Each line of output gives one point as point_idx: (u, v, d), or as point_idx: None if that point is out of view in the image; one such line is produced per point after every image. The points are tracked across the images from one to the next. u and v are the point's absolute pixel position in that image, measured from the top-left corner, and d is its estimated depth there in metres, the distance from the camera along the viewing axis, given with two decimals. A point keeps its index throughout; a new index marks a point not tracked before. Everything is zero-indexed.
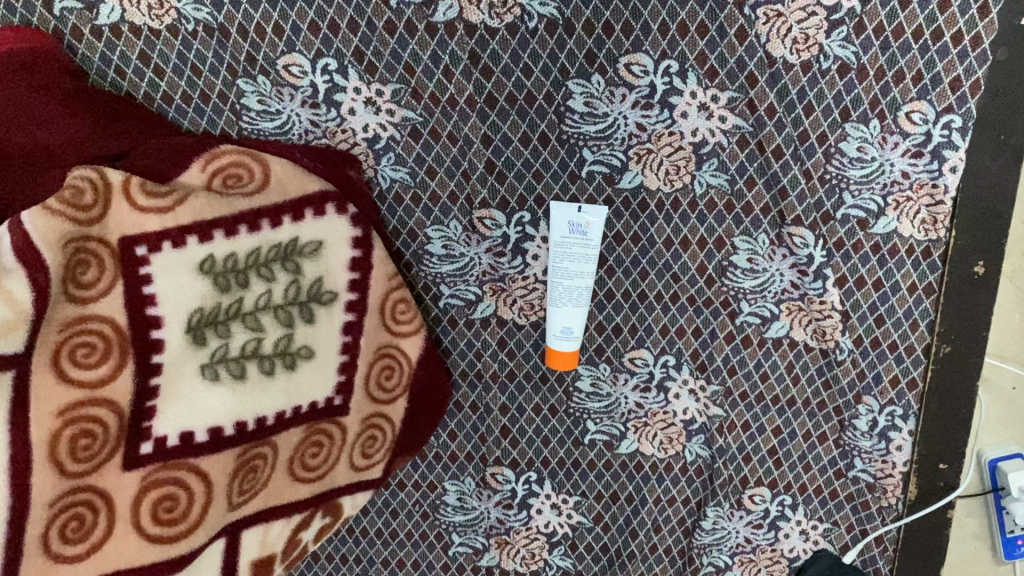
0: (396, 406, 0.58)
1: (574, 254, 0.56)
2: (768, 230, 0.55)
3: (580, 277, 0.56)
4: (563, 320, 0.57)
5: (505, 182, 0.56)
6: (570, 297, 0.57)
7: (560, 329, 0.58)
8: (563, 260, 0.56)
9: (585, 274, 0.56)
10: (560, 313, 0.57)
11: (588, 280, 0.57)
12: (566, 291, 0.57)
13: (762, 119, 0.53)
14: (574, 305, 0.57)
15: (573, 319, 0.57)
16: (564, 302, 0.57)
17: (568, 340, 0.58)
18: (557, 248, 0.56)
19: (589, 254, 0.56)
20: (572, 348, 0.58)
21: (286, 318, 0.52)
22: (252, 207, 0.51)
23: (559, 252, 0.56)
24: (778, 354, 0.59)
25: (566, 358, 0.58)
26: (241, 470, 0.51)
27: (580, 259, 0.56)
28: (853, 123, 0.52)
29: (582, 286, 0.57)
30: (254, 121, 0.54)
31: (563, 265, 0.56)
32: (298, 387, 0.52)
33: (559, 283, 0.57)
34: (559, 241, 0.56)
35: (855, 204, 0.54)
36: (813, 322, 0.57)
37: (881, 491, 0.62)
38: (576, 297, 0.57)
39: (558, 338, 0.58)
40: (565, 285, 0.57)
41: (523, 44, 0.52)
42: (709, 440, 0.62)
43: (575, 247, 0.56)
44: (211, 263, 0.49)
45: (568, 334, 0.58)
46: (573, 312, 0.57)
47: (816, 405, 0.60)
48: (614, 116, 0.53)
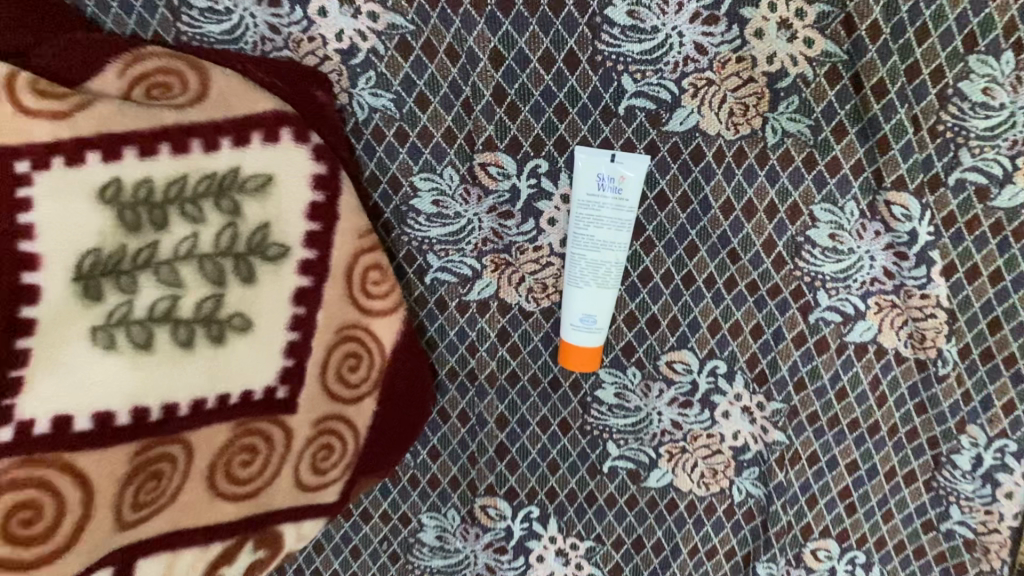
0: (362, 408, 0.44)
1: (603, 219, 0.43)
2: (858, 198, 0.42)
3: (609, 249, 0.43)
4: (583, 307, 0.44)
5: (518, 119, 0.43)
6: (594, 275, 0.44)
7: (579, 318, 0.44)
8: (587, 226, 0.43)
9: (617, 246, 0.43)
10: (579, 297, 0.44)
11: (620, 255, 0.43)
12: (590, 268, 0.44)
13: (861, 44, 0.40)
14: (600, 287, 0.44)
15: (597, 305, 0.44)
16: (586, 282, 0.44)
17: (589, 333, 0.45)
18: (580, 210, 0.43)
19: (623, 220, 0.43)
20: (593, 343, 0.45)
21: (215, 273, 0.38)
22: (180, 124, 0.38)
23: (582, 215, 0.43)
24: (860, 365, 0.45)
25: (586, 358, 0.45)
26: (139, 477, 0.38)
27: (610, 226, 0.43)
28: (979, 55, 0.39)
29: (611, 262, 0.44)
30: (196, 23, 0.42)
31: (587, 233, 0.43)
32: (225, 368, 0.39)
33: (581, 258, 0.44)
34: (584, 201, 0.43)
35: (974, 166, 0.41)
36: (909, 324, 0.44)
37: (983, 552, 0.47)
38: (603, 277, 0.44)
39: (576, 329, 0.45)
40: (589, 260, 0.44)
41: None
42: (765, 475, 0.48)
43: (605, 210, 0.43)
44: (116, 190, 0.36)
45: (589, 325, 0.44)
46: (598, 295, 0.44)
47: (906, 435, 0.46)
48: (666, 32, 0.41)
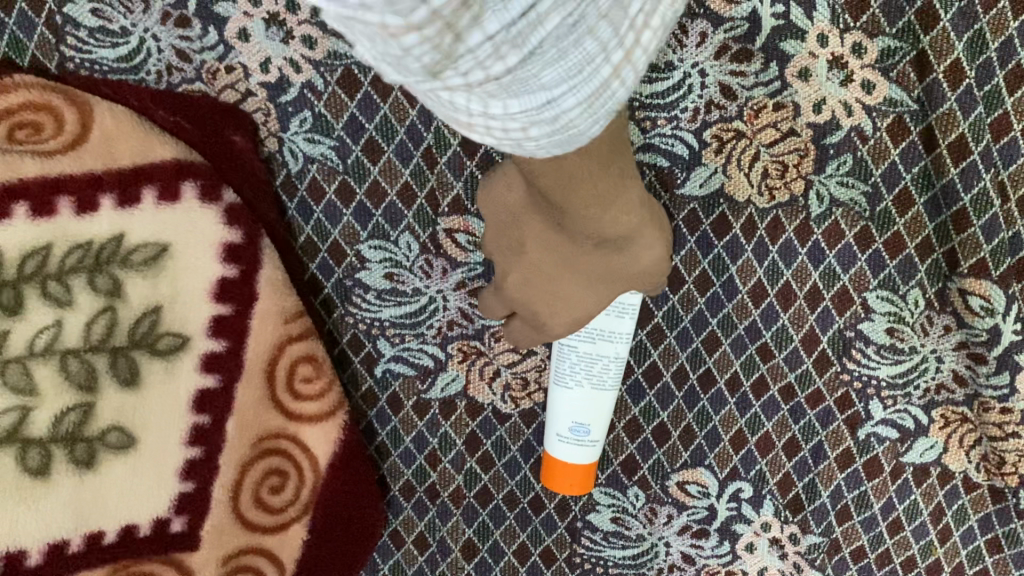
0: (288, 539, 0.34)
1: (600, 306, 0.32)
2: (926, 285, 0.33)
3: (610, 343, 0.33)
4: (575, 414, 0.34)
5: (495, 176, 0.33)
6: (589, 377, 0.33)
7: (570, 428, 0.34)
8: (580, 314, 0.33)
9: (618, 339, 0.33)
10: (570, 401, 0.34)
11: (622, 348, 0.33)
12: (582, 367, 0.33)
13: (936, 89, 0.31)
14: (598, 389, 0.34)
15: (594, 411, 0.34)
16: (578, 383, 0.34)
17: (583, 446, 0.35)
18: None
19: (625, 306, 0.33)
20: (589, 457, 0.35)
21: (82, 376, 0.29)
22: (44, 179, 0.29)
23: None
24: (920, 492, 0.36)
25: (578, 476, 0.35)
26: None
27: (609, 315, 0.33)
28: None
29: (610, 359, 0.33)
30: (85, 45, 0.32)
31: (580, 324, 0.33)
32: (96, 498, 0.30)
33: (572, 354, 0.33)
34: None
35: None
36: (984, 443, 0.35)
37: None
38: (600, 377, 0.34)
39: (565, 442, 0.35)
40: (583, 356, 0.33)
41: None
42: None
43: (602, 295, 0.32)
44: None
45: (584, 436, 0.34)
46: (593, 400, 0.34)
47: None
48: (684, 70, 0.32)
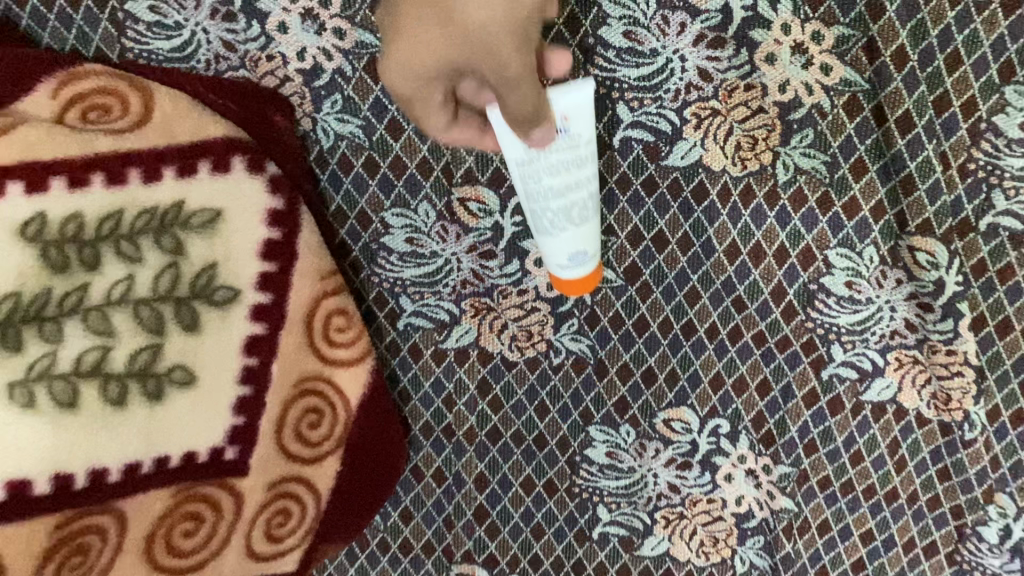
0: (324, 469, 0.39)
1: (561, 164, 0.32)
2: (879, 243, 0.38)
3: (574, 188, 0.33)
4: (573, 246, 0.34)
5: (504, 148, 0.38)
6: (573, 212, 0.33)
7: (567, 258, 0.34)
8: (542, 178, 0.32)
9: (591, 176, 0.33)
10: (562, 241, 0.34)
11: (592, 185, 0.33)
12: (565, 213, 0.33)
13: (885, 70, 0.35)
14: (584, 227, 0.34)
15: (587, 239, 0.34)
16: (566, 226, 0.33)
17: (576, 269, 0.35)
18: (526, 168, 0.32)
19: (587, 149, 0.32)
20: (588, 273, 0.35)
21: (152, 320, 0.34)
22: (116, 151, 0.34)
23: (531, 170, 0.32)
24: (878, 427, 0.41)
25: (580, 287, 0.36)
26: (61, 552, 0.33)
27: (568, 168, 0.32)
28: (1018, 86, 0.34)
29: (588, 193, 0.33)
30: (142, 38, 0.37)
31: (545, 184, 0.32)
32: (163, 428, 0.35)
33: (548, 206, 0.33)
34: (526, 160, 0.32)
35: (1010, 210, 0.36)
36: (934, 382, 0.39)
37: None
38: (583, 213, 0.33)
39: (567, 271, 0.35)
40: (563, 207, 0.33)
41: None
42: (771, 545, 0.43)
43: (562, 160, 0.32)
44: (39, 226, 0.33)
45: (578, 260, 0.35)
46: (586, 232, 0.34)
47: (925, 503, 0.41)
48: (666, 56, 0.37)
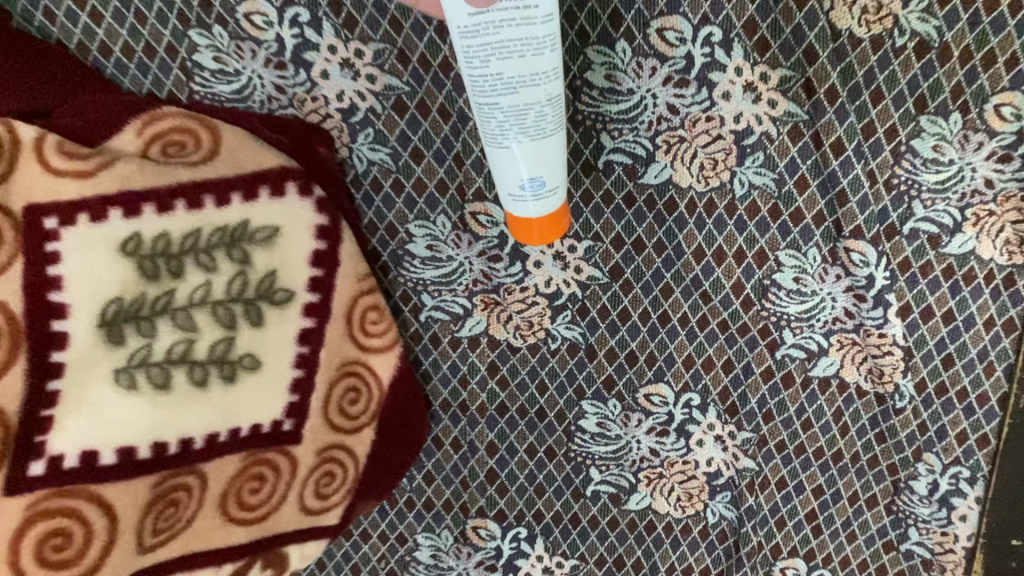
0: (361, 437, 0.48)
1: (513, 45, 0.34)
2: (820, 245, 0.46)
3: (525, 82, 0.35)
4: (516, 168, 0.38)
5: None
6: (522, 130, 0.37)
7: (516, 186, 0.39)
8: (488, 57, 0.35)
9: (547, 76, 0.36)
10: (505, 165, 0.38)
11: (548, 82, 0.36)
12: (514, 119, 0.36)
13: (820, 105, 0.43)
14: (533, 133, 0.37)
15: (534, 160, 0.38)
16: (516, 141, 0.37)
17: (528, 203, 0.39)
18: (470, 43, 0.35)
19: (544, 42, 0.35)
20: (547, 216, 0.40)
21: (227, 317, 0.42)
22: (194, 180, 0.42)
23: (474, 50, 0.35)
24: (824, 398, 0.49)
25: (547, 234, 0.41)
26: (157, 505, 0.42)
27: (519, 57, 0.35)
28: (929, 116, 0.43)
29: (543, 98, 0.36)
30: (208, 84, 0.45)
31: (493, 64, 0.35)
32: (236, 404, 0.43)
33: (493, 99, 0.36)
34: (469, 36, 0.34)
35: (926, 216, 0.45)
36: (869, 360, 0.48)
37: (940, 569, 0.53)
38: (536, 126, 0.37)
39: (518, 208, 0.40)
40: (507, 100, 0.36)
41: None
42: (737, 498, 0.53)
43: (508, 41, 0.34)
44: (136, 244, 0.40)
45: (530, 201, 0.39)
46: (531, 147, 0.37)
47: (866, 461, 0.51)
48: (641, 93, 0.44)
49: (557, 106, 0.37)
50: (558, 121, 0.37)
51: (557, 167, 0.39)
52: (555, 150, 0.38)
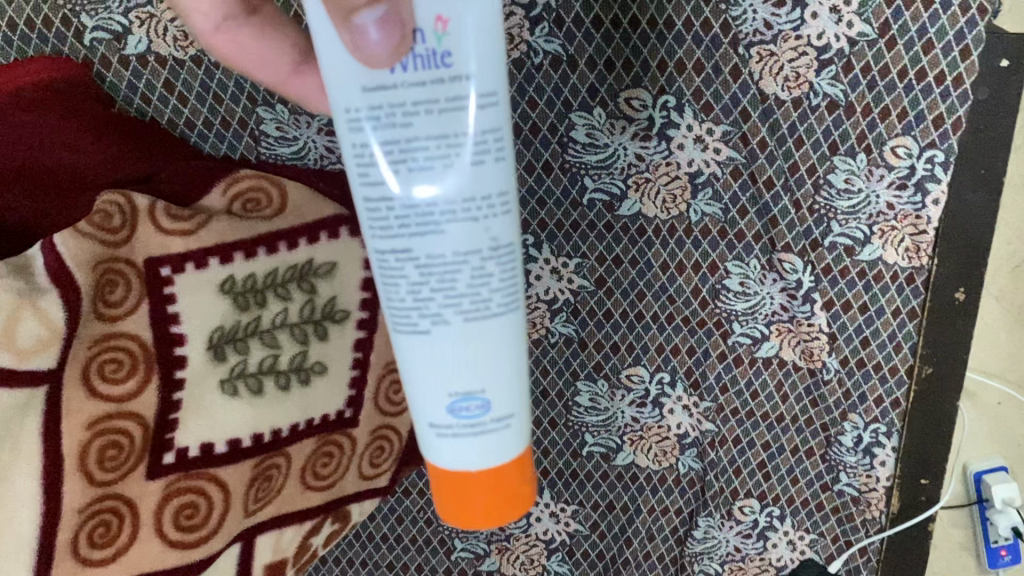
0: (403, 418, 0.63)
1: (430, 143, 0.31)
2: (759, 256, 0.59)
3: (445, 213, 0.32)
4: (444, 366, 0.35)
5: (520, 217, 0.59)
6: (459, 306, 0.34)
7: (443, 412, 0.36)
8: (401, 156, 0.32)
9: (482, 201, 0.33)
10: (434, 376, 0.35)
11: (483, 216, 0.33)
12: (440, 285, 0.33)
13: (755, 152, 0.55)
14: (466, 292, 0.34)
15: (470, 355, 0.35)
16: (441, 326, 0.34)
17: (462, 438, 0.37)
18: (367, 143, 0.32)
19: (478, 145, 0.32)
20: (484, 466, 0.38)
21: (301, 335, 0.55)
22: (271, 230, 0.55)
23: (376, 149, 0.32)
24: (767, 373, 0.63)
25: (488, 494, 0.38)
26: (258, 479, 0.55)
27: (443, 161, 0.32)
28: (840, 156, 0.55)
29: (484, 247, 0.33)
30: (272, 146, 0.57)
31: (403, 176, 0.32)
32: (311, 400, 0.56)
33: (407, 243, 0.33)
34: (363, 135, 0.32)
35: (842, 232, 0.57)
36: (801, 343, 0.61)
37: (865, 503, 0.66)
38: (471, 297, 0.34)
39: (453, 461, 0.38)
40: (423, 244, 0.33)
41: (539, 90, 0.54)
42: (702, 453, 0.66)
43: (426, 138, 0.31)
44: (231, 284, 0.53)
45: (465, 456, 0.37)
46: (462, 338, 0.34)
47: (804, 421, 0.64)
48: (614, 146, 0.56)
49: (500, 261, 0.34)
50: (500, 292, 0.34)
51: (499, 379, 0.36)
52: (498, 369, 0.36)
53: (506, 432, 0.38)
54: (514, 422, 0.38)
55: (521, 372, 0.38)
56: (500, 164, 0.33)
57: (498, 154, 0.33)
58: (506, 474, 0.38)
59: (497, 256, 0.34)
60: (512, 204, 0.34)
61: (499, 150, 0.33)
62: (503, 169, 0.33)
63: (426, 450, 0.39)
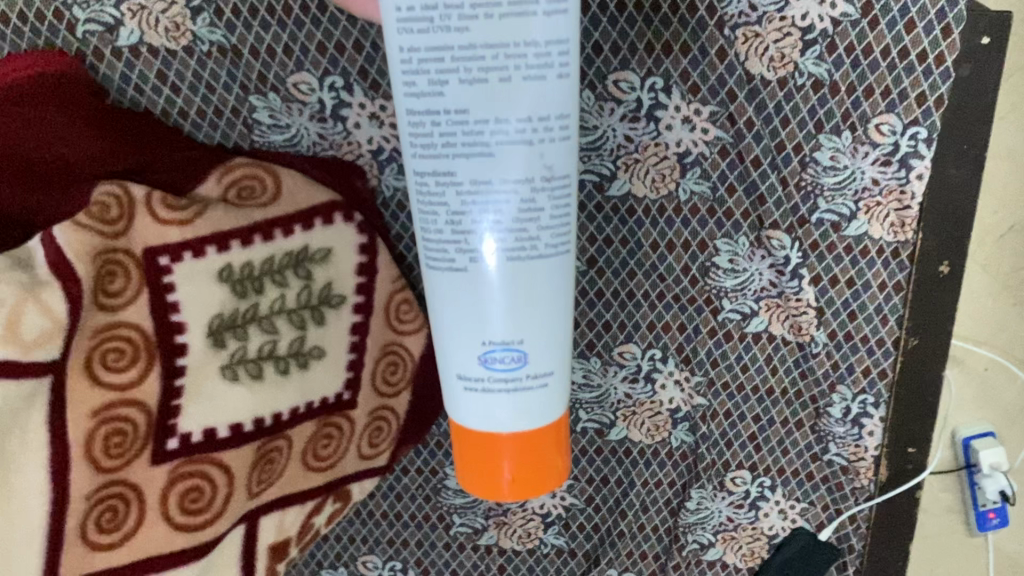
0: (400, 398, 0.65)
1: (490, 47, 0.39)
2: (748, 234, 0.60)
3: (500, 141, 0.40)
4: (480, 296, 0.44)
5: None
6: (505, 243, 0.42)
7: (479, 363, 0.45)
8: (453, 65, 0.39)
9: (534, 126, 0.40)
10: (474, 318, 0.44)
11: (536, 143, 0.41)
12: (491, 217, 0.42)
13: (741, 131, 0.56)
14: (511, 225, 0.42)
15: (507, 288, 0.43)
16: (487, 259, 0.43)
17: (495, 390, 0.46)
18: (417, 48, 0.40)
19: (541, 62, 0.39)
20: (517, 426, 0.46)
21: (299, 320, 0.56)
22: (266, 218, 0.55)
23: (428, 55, 0.40)
24: (757, 347, 0.64)
25: (519, 458, 0.47)
26: (260, 462, 0.56)
27: (497, 75, 0.39)
28: (826, 134, 0.55)
29: (537, 175, 0.42)
30: (265, 134, 0.58)
31: (454, 89, 0.40)
32: (310, 383, 0.58)
33: (451, 166, 0.42)
34: (414, 39, 0.39)
35: (828, 209, 0.58)
36: (790, 317, 0.62)
37: (854, 473, 0.68)
38: (521, 223, 0.42)
39: (487, 422, 0.47)
40: (467, 170, 0.41)
41: None
42: (693, 426, 0.68)
43: (482, 48, 0.39)
44: (229, 272, 0.53)
45: (497, 412, 0.46)
46: (498, 271, 0.43)
47: (793, 393, 0.65)
48: (604, 127, 0.57)
49: (550, 188, 0.42)
50: (548, 217, 0.43)
51: (536, 329, 0.45)
52: (538, 315, 0.44)
53: (542, 390, 0.46)
54: (552, 380, 0.46)
55: (562, 333, 0.46)
56: (559, 86, 0.40)
57: (559, 78, 0.40)
58: (526, 441, 0.47)
59: (546, 185, 0.42)
60: (570, 130, 0.42)
61: (562, 66, 0.40)
62: (563, 94, 0.41)
63: (461, 411, 0.48)
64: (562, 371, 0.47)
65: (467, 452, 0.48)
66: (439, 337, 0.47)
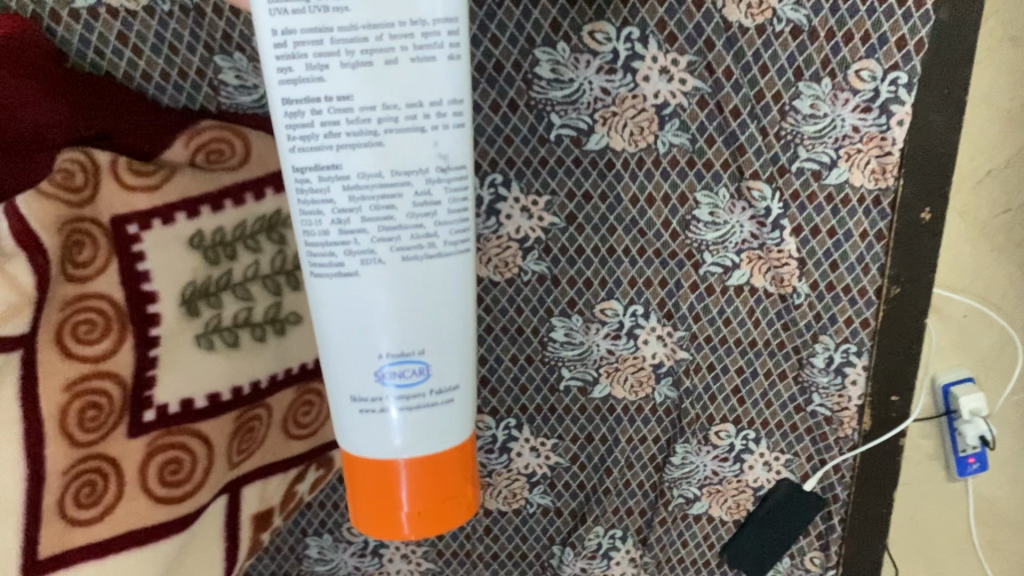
0: None
1: (374, 27, 0.36)
2: (728, 185, 0.59)
3: (384, 128, 0.38)
4: (374, 305, 0.41)
5: (487, 156, 0.58)
6: (397, 243, 0.40)
7: (375, 381, 0.42)
8: (333, 48, 0.37)
9: (425, 113, 0.39)
10: (361, 328, 0.41)
11: (428, 131, 0.39)
12: (380, 216, 0.40)
13: (720, 81, 0.55)
14: (405, 222, 0.40)
15: (402, 292, 0.41)
16: (375, 264, 0.40)
17: (391, 411, 0.43)
18: (292, 29, 0.37)
19: (432, 43, 0.38)
20: (418, 449, 0.44)
21: (274, 286, 0.56)
22: (236, 181, 0.54)
23: (304, 38, 0.37)
24: (739, 300, 0.63)
25: (420, 489, 0.44)
26: (240, 431, 0.56)
27: (382, 57, 0.37)
28: (806, 82, 0.55)
29: (430, 168, 0.40)
30: (232, 96, 0.56)
31: (336, 74, 0.37)
32: (287, 350, 0.57)
33: (336, 160, 0.39)
34: (289, 20, 0.36)
35: (809, 157, 0.57)
36: (771, 269, 0.62)
37: (837, 422, 0.68)
38: (415, 220, 0.40)
39: (384, 447, 0.44)
40: (354, 164, 0.39)
41: (501, 28, 0.53)
42: (676, 381, 0.67)
43: (365, 28, 0.36)
44: (200, 238, 0.52)
45: (394, 436, 0.43)
46: (394, 274, 0.40)
47: (776, 344, 0.65)
48: (580, 81, 0.55)
49: (444, 182, 0.40)
50: (442, 212, 0.41)
51: (436, 337, 0.43)
52: (439, 322, 0.42)
53: (444, 407, 0.44)
54: (455, 395, 0.44)
55: (463, 343, 0.44)
56: (450, 68, 0.39)
57: (448, 64, 0.39)
58: (433, 475, 0.44)
59: (441, 177, 0.40)
60: (464, 118, 0.40)
61: (453, 46, 0.38)
62: (455, 78, 0.39)
63: (351, 436, 0.44)
64: (466, 386, 0.45)
65: (363, 487, 0.45)
66: (327, 356, 0.43)
